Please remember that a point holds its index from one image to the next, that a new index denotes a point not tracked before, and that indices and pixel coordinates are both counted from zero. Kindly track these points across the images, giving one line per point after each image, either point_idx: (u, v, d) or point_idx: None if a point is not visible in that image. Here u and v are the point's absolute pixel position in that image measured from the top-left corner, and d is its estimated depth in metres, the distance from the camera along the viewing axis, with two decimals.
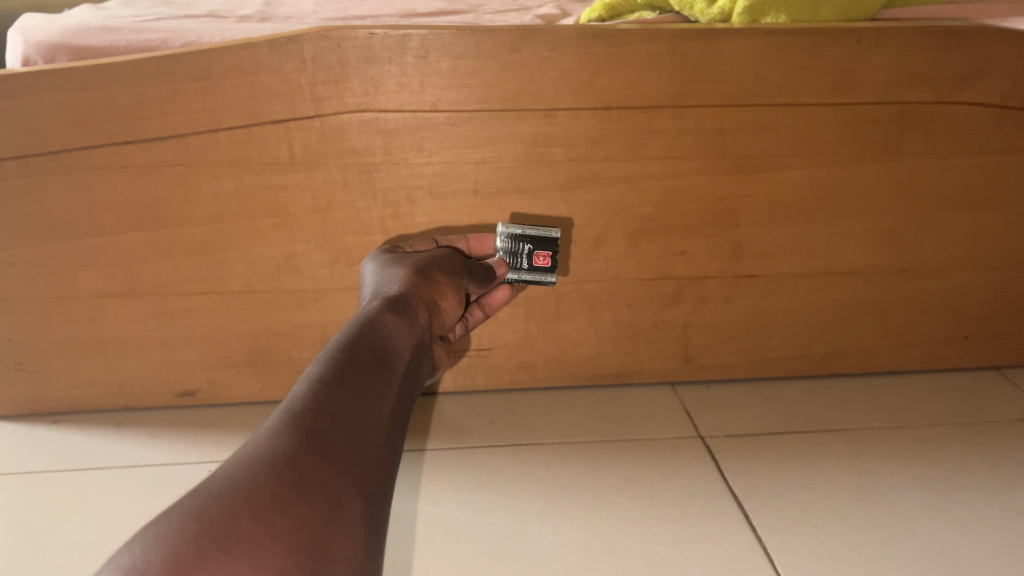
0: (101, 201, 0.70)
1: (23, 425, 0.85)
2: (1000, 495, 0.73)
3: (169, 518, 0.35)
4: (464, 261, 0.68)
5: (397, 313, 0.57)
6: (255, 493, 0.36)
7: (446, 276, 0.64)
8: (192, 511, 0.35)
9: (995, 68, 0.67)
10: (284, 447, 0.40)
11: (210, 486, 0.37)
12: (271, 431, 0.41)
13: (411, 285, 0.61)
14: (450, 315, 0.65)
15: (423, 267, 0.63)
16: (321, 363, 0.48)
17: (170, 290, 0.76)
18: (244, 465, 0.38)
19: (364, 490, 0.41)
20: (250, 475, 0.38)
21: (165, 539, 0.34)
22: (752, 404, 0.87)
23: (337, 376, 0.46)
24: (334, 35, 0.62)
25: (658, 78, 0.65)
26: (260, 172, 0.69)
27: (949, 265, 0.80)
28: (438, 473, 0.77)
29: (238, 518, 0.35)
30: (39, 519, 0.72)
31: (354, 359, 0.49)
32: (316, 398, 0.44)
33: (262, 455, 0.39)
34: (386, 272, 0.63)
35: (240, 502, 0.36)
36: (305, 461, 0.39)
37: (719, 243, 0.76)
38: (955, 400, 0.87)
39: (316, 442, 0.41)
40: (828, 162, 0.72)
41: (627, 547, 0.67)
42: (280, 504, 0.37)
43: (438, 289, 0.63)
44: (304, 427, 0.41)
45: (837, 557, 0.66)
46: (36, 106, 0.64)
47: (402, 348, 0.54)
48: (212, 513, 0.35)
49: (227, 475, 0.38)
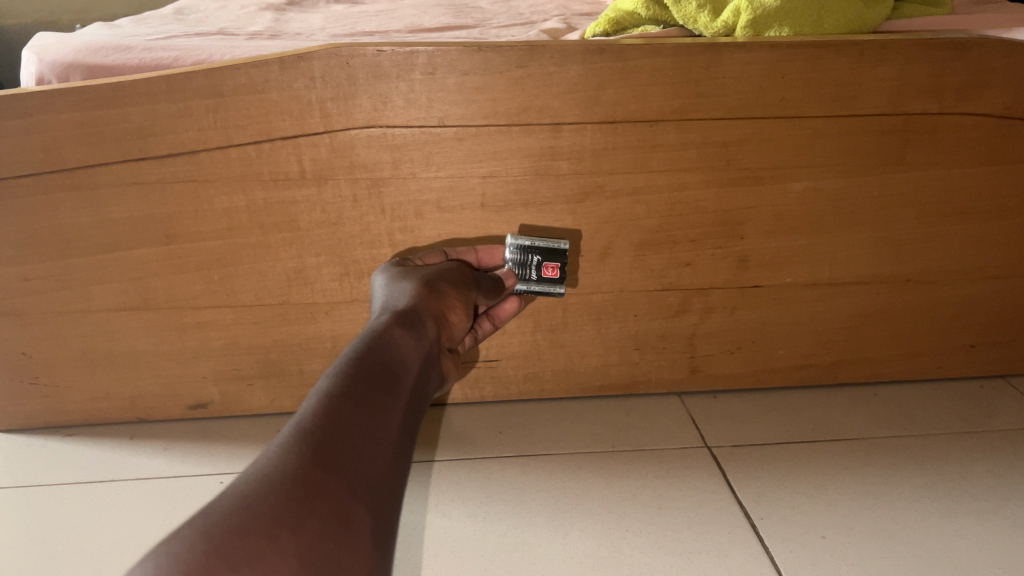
0: (114, 217, 0.71)
1: (38, 437, 0.86)
2: (1007, 505, 0.73)
3: (182, 536, 0.36)
4: (473, 274, 0.69)
5: (407, 327, 0.57)
6: (265, 511, 0.37)
7: (455, 289, 0.65)
8: (203, 529, 0.36)
9: (998, 79, 0.68)
10: (294, 463, 0.40)
11: (222, 504, 0.38)
12: (281, 447, 0.42)
13: (421, 298, 0.62)
14: (460, 327, 0.65)
15: (432, 281, 0.64)
16: (331, 378, 0.49)
17: (182, 304, 0.77)
18: (254, 482, 0.39)
19: (373, 506, 0.42)
20: (260, 493, 0.38)
21: (178, 559, 0.34)
22: (759, 414, 0.87)
23: (346, 391, 0.47)
24: (343, 53, 0.63)
25: (662, 92, 0.66)
26: (270, 188, 0.70)
27: (954, 274, 0.80)
28: (447, 484, 0.78)
29: (249, 537, 0.36)
30: (55, 531, 0.73)
31: (364, 373, 0.49)
32: (326, 413, 0.45)
33: (272, 472, 0.40)
34: (396, 285, 0.64)
35: (250, 520, 0.36)
36: (314, 478, 0.40)
37: (725, 254, 0.77)
38: (962, 409, 0.87)
39: (325, 459, 0.41)
40: (832, 173, 0.72)
41: (635, 557, 0.68)
42: (288, 522, 0.37)
43: (447, 302, 0.64)
44: (314, 443, 0.42)
45: (844, 567, 0.66)
46: (52, 125, 0.66)
47: (410, 362, 0.55)
48: (222, 532, 0.36)
49: (238, 492, 0.38)
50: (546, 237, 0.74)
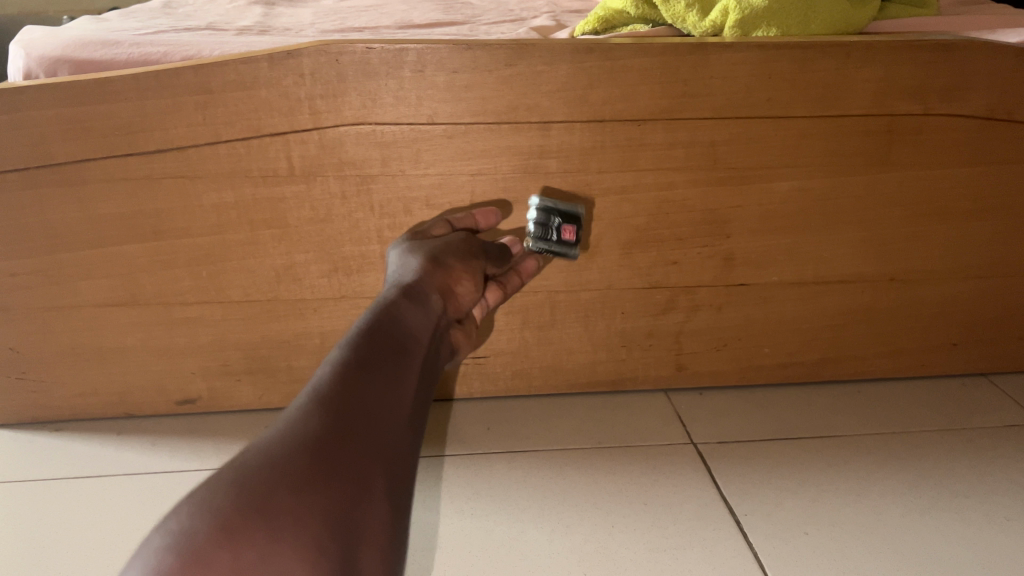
0: (101, 212, 0.71)
1: (25, 433, 0.86)
2: (985, 501, 0.75)
3: (212, 488, 0.37)
4: (482, 243, 0.69)
5: (413, 301, 0.59)
6: (292, 469, 0.38)
7: (461, 262, 0.66)
8: (232, 482, 0.37)
9: (983, 82, 0.69)
10: (317, 422, 0.41)
11: (248, 460, 0.39)
12: (302, 409, 0.42)
13: (426, 273, 0.63)
14: (465, 298, 0.68)
15: (440, 255, 0.65)
16: (346, 344, 0.49)
17: (170, 300, 0.77)
18: (280, 439, 0.40)
19: (390, 468, 0.43)
20: (286, 450, 0.39)
21: (209, 509, 0.36)
22: (745, 410, 0.88)
23: (362, 358, 0.48)
24: (332, 50, 0.63)
25: (650, 91, 0.66)
26: (259, 184, 0.70)
27: (938, 274, 0.81)
28: (435, 480, 0.78)
29: (278, 491, 0.37)
30: (42, 526, 0.73)
31: (377, 342, 0.50)
32: (344, 377, 0.45)
33: (295, 430, 0.40)
34: (405, 260, 0.65)
35: (279, 476, 0.37)
36: (336, 438, 0.41)
37: (711, 253, 0.77)
38: (945, 406, 0.89)
39: (346, 420, 0.42)
40: (818, 173, 0.73)
41: (620, 552, 0.69)
42: (313, 479, 0.38)
43: (452, 276, 0.65)
44: (334, 406, 0.43)
45: (825, 562, 0.67)
46: (39, 119, 0.66)
47: (418, 333, 0.56)
48: (253, 484, 0.37)
49: (264, 449, 0.39)
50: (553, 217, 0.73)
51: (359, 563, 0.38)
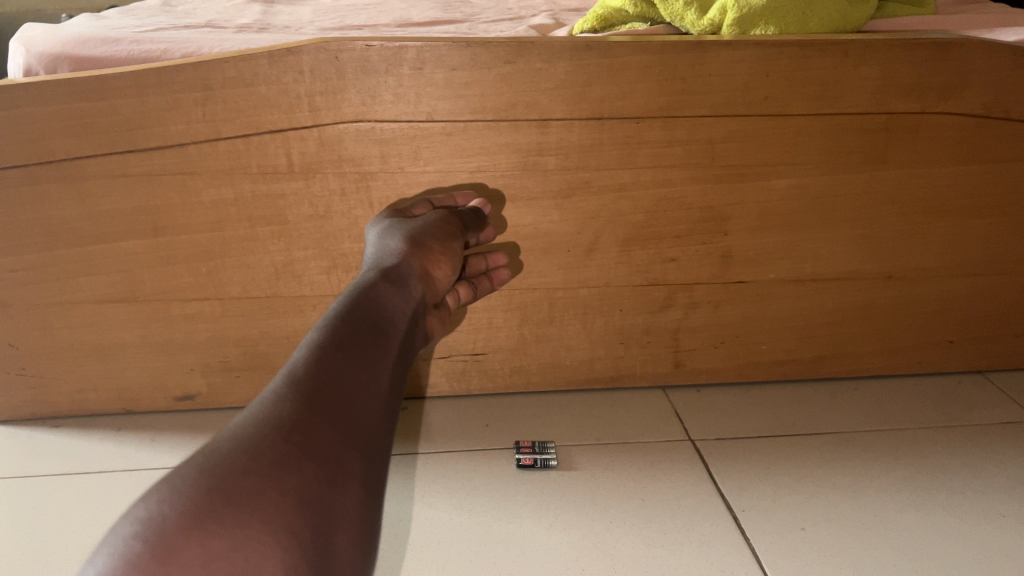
0: (101, 208, 0.71)
1: (24, 429, 0.86)
2: (981, 497, 0.75)
3: (183, 474, 0.37)
4: (458, 218, 0.67)
5: (392, 284, 0.58)
6: (263, 454, 0.38)
7: (439, 242, 0.65)
8: (203, 468, 0.37)
9: (979, 80, 0.69)
10: (289, 408, 0.41)
11: (219, 446, 0.39)
12: (275, 395, 0.43)
13: (405, 256, 0.62)
14: (442, 283, 0.66)
15: (418, 237, 0.64)
16: (321, 330, 0.49)
17: (169, 296, 0.77)
18: (252, 425, 0.40)
19: (365, 452, 0.43)
20: (257, 437, 0.39)
21: (180, 495, 0.36)
22: (742, 408, 0.88)
23: (337, 343, 0.48)
24: (332, 47, 0.63)
25: (648, 89, 0.67)
26: (259, 180, 0.70)
27: (934, 271, 0.82)
28: (433, 476, 0.78)
29: (248, 476, 0.37)
30: (41, 522, 0.73)
31: (352, 328, 0.50)
32: (318, 363, 0.45)
33: (267, 416, 0.41)
34: (383, 243, 0.64)
35: (250, 461, 0.37)
36: (308, 423, 0.41)
37: (708, 251, 0.78)
38: (942, 404, 0.89)
39: (319, 405, 0.42)
40: (814, 170, 0.73)
41: (618, 548, 0.69)
42: (285, 463, 0.38)
43: (431, 258, 0.64)
44: (306, 392, 0.43)
45: (821, 558, 0.68)
46: (39, 115, 0.66)
47: (397, 320, 0.56)
48: (223, 472, 0.37)
49: (235, 435, 0.39)
50: (566, 200, 0.73)
51: (332, 547, 0.38)
